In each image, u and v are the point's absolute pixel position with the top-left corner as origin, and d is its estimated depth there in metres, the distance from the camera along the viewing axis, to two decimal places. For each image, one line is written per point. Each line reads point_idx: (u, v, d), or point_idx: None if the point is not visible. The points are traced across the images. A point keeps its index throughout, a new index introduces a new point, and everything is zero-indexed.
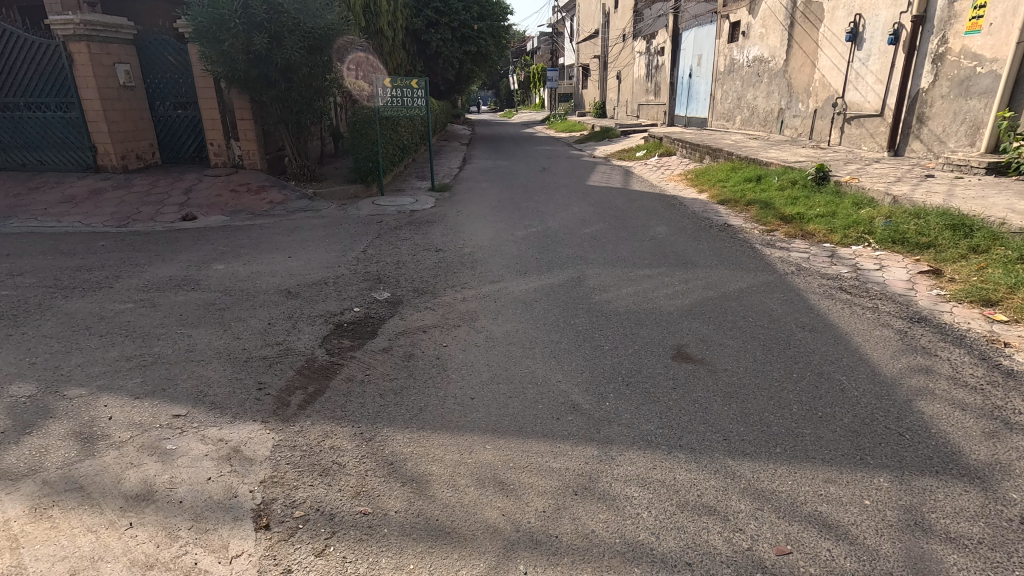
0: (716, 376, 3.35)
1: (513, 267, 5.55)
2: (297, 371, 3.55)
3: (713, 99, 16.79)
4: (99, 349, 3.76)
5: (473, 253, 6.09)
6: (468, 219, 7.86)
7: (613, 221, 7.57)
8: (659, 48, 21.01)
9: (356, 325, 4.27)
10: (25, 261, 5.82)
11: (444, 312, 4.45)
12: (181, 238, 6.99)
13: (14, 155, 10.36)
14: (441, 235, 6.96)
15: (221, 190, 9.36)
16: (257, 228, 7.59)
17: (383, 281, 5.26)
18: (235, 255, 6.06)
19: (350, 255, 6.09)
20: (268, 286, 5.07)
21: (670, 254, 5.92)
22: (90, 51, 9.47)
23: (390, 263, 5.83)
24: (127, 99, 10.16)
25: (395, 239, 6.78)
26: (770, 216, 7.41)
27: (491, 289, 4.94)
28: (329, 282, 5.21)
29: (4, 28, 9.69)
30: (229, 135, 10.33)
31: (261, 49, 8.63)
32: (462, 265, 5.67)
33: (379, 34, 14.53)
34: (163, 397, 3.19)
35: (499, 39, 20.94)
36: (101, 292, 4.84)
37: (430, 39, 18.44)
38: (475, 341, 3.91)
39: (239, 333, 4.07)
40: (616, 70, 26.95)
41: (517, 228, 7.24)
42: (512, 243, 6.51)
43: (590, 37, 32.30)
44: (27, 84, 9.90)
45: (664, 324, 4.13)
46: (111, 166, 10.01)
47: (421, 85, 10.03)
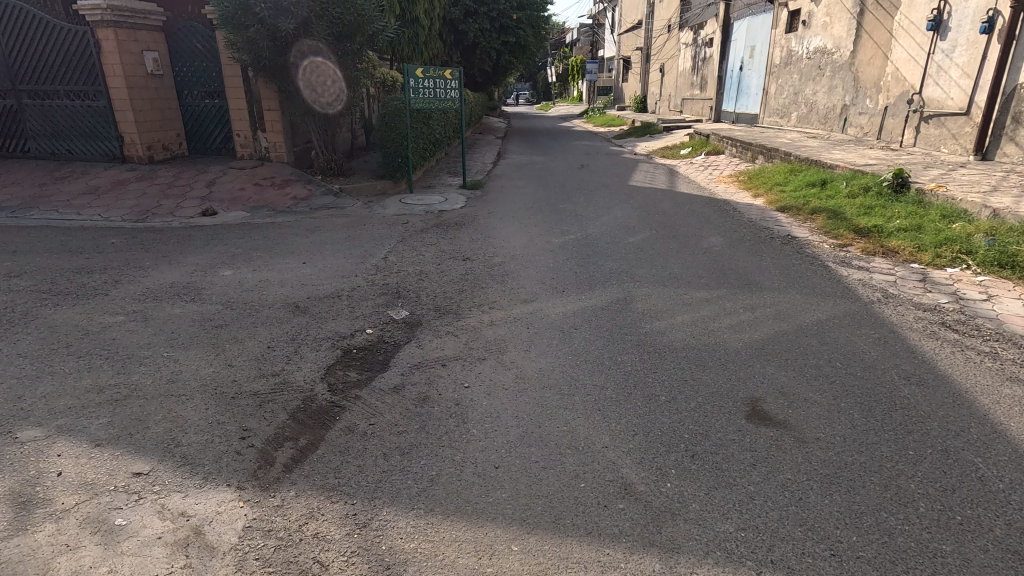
0: (806, 448, 2.62)
1: (549, 283, 4.88)
2: (290, 415, 2.97)
3: (766, 93, 15.66)
4: (73, 375, 3.27)
5: (504, 264, 5.45)
6: (500, 222, 7.21)
7: (661, 228, 6.81)
8: (707, 39, 19.88)
9: (366, 353, 3.70)
10: (27, 260, 5.46)
11: (468, 340, 3.83)
12: (195, 236, 6.57)
13: (41, 144, 10.16)
14: (469, 241, 6.35)
15: (245, 184, 8.97)
16: (276, 227, 7.12)
17: (401, 296, 4.67)
18: (247, 258, 5.58)
19: (369, 262, 5.54)
20: (275, 298, 4.54)
21: (729, 273, 5.15)
22: (117, 37, 9.17)
23: (412, 273, 5.24)
24: (155, 88, 9.86)
25: (419, 245, 6.21)
26: (842, 227, 6.52)
27: (524, 311, 4.30)
28: (343, 295, 4.66)
29: (30, 12, 9.41)
30: (256, 126, 9.92)
31: (287, 34, 8.15)
32: (491, 279, 5.04)
33: (415, 23, 14.01)
34: (128, 447, 2.67)
35: (538, 29, 20.18)
36: (94, 301, 4.40)
37: (468, 29, 17.82)
38: (502, 381, 3.27)
39: (231, 359, 3.54)
40: (659, 63, 25.79)
41: (553, 235, 6.56)
42: (548, 253, 5.83)
43: (632, 29, 31.24)
44: (53, 70, 9.64)
45: (731, 368, 3.40)
46: (137, 156, 9.75)
47: (454, 76, 9.67)
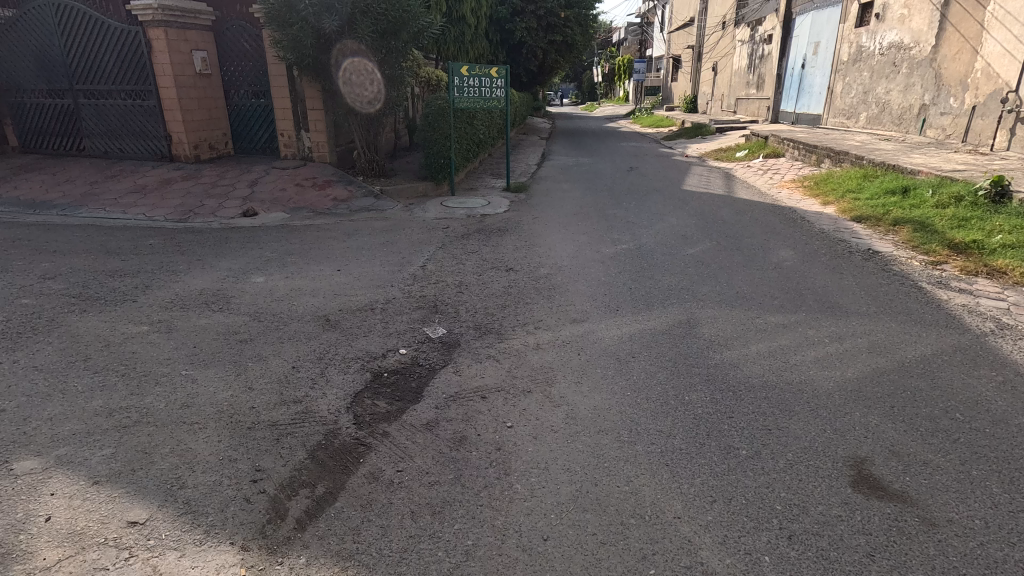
0: (938, 536, 2.08)
1: (601, 301, 4.40)
2: (309, 453, 2.62)
3: (831, 92, 14.65)
4: (84, 395, 3.02)
5: (550, 276, 5.01)
6: (545, 229, 6.76)
7: (722, 238, 6.23)
8: (765, 35, 18.87)
9: (398, 378, 3.33)
10: (65, 260, 5.38)
11: (511, 366, 3.40)
12: (232, 238, 6.41)
13: (95, 143, 10.34)
14: (513, 249, 5.93)
15: (286, 184, 8.84)
16: (315, 229, 6.89)
17: (438, 310, 4.30)
18: (281, 264, 5.33)
19: (407, 270, 5.20)
20: (305, 309, 4.24)
21: (806, 294, 4.54)
22: (168, 37, 9.19)
23: (451, 284, 4.87)
24: (202, 87, 9.87)
25: (460, 252, 5.84)
26: (933, 242, 5.77)
27: (573, 333, 3.84)
28: (377, 308, 4.33)
29: (86, 12, 9.54)
30: (300, 126, 9.80)
31: (331, 32, 7.94)
32: (537, 293, 4.61)
33: (460, 21, 13.74)
34: (128, 487, 2.36)
35: (586, 28, 19.64)
36: (121, 307, 4.20)
37: (515, 28, 17.48)
38: (551, 423, 2.82)
39: (251, 382, 3.22)
40: (712, 61, 24.77)
41: (603, 244, 6.06)
42: (599, 265, 5.35)
43: (682, 27, 30.23)
44: (106, 70, 9.77)
45: (824, 416, 2.85)
46: (184, 155, 9.78)
47: (501, 74, 9.26)
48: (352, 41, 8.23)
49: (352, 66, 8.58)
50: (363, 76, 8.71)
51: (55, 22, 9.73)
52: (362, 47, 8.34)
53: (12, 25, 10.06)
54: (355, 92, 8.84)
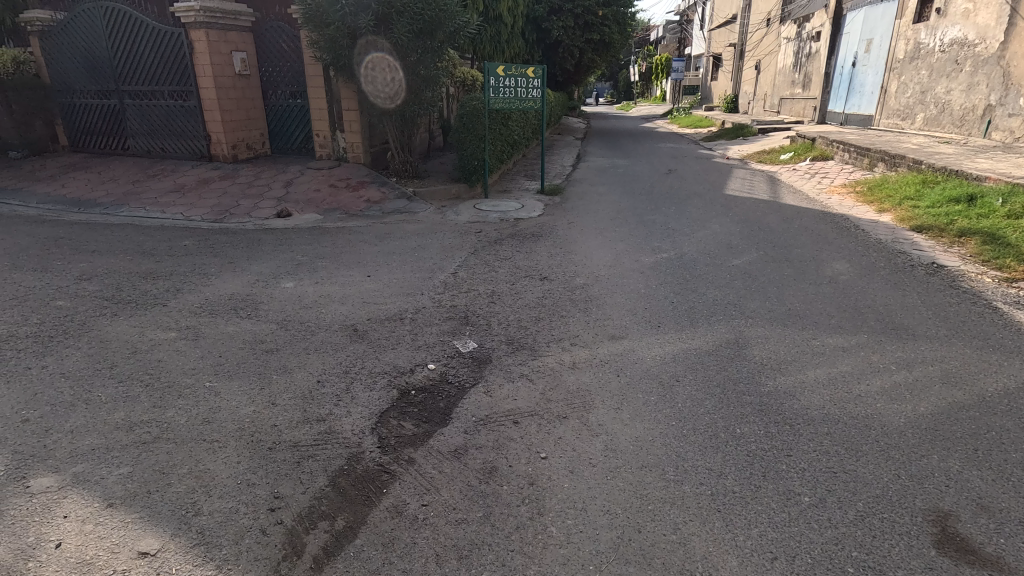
0: None
1: (640, 315, 4.15)
2: (330, 479, 2.47)
3: (884, 92, 13.92)
4: (107, 406, 2.94)
5: (587, 287, 4.78)
6: (581, 235, 6.52)
7: (769, 248, 5.88)
8: (813, 32, 18.11)
9: (425, 397, 3.17)
10: (102, 260, 5.42)
11: (545, 388, 3.19)
12: (265, 240, 6.38)
13: (138, 143, 10.57)
14: (547, 256, 5.72)
15: (321, 185, 8.84)
16: (346, 232, 6.83)
17: (469, 322, 4.12)
18: (311, 268, 5.26)
19: (438, 277, 5.05)
20: (333, 318, 4.13)
21: (866, 312, 4.18)
22: (209, 38, 9.30)
23: (483, 293, 4.69)
24: (242, 88, 9.96)
25: (493, 258, 5.65)
26: (1007, 256, 5.30)
27: (612, 351, 3.60)
28: (407, 317, 4.18)
29: (131, 15, 9.73)
30: (335, 126, 9.79)
31: (368, 32, 7.87)
32: (573, 305, 4.39)
33: (497, 20, 13.57)
34: (142, 512, 2.25)
35: (624, 26, 19.24)
36: (152, 312, 4.17)
37: (551, 27, 17.24)
38: (588, 456, 2.60)
39: (275, 396, 3.09)
40: (755, 60, 23.99)
41: (642, 253, 5.79)
42: (638, 275, 5.09)
43: (723, 24, 29.42)
44: (150, 71, 9.96)
45: (897, 457, 2.55)
46: (222, 155, 9.90)
47: (537, 74, 9.06)
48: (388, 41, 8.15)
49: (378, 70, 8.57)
50: (379, 71, 8.59)
51: (103, 25, 9.97)
52: (397, 48, 8.25)
53: (63, 28, 10.37)
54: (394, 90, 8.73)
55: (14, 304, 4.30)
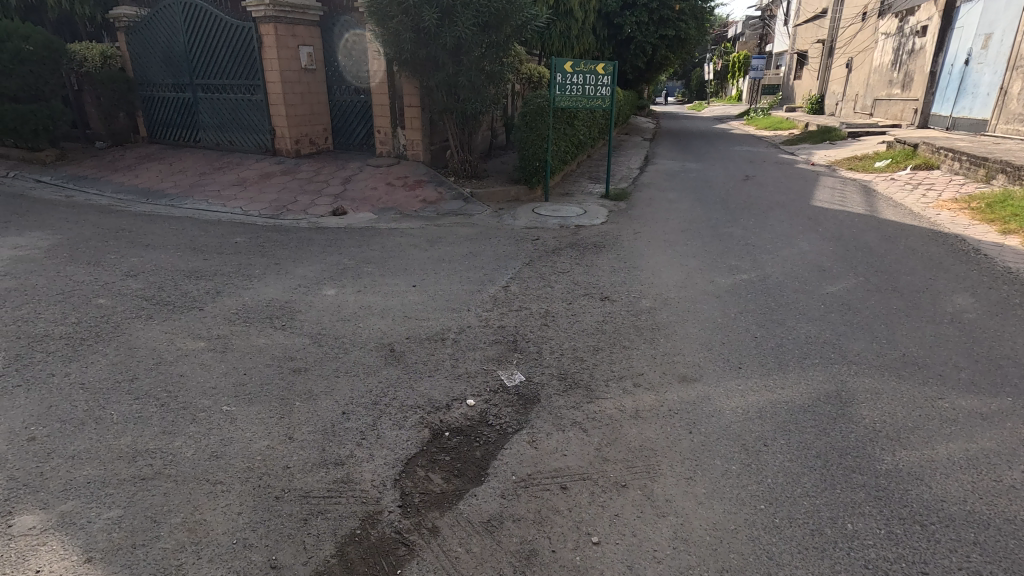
0: None
1: (717, 352, 3.55)
2: (338, 548, 2.07)
3: (1004, 93, 12.28)
4: (116, 429, 2.69)
5: (653, 312, 4.21)
6: (649, 248, 5.91)
7: (871, 273, 5.06)
8: (917, 27, 16.40)
9: (461, 441, 2.73)
10: (152, 256, 5.35)
11: (601, 443, 2.67)
12: (314, 239, 6.18)
13: (209, 136, 10.80)
14: (609, 271, 5.17)
15: (378, 182, 8.65)
16: (397, 234, 6.54)
17: (518, 348, 3.65)
18: (356, 273, 4.97)
19: (487, 291, 4.63)
20: (370, 333, 3.78)
21: (1005, 367, 3.38)
22: (277, 33, 9.31)
23: (535, 312, 4.22)
24: (307, 83, 9.95)
25: (548, 271, 5.17)
26: None
27: (683, 398, 3.03)
28: (449, 337, 3.77)
29: (206, 10, 9.91)
30: (396, 122, 9.58)
31: (431, 25, 7.54)
32: (637, 334, 3.84)
33: (567, 14, 13.05)
34: (119, 573, 1.93)
35: (701, 21, 18.23)
36: (187, 316, 3.97)
37: (623, 23, 16.50)
38: (653, 549, 2.06)
39: (294, 429, 2.74)
40: (845, 57, 22.15)
41: (718, 272, 5.12)
42: (713, 300, 4.46)
43: (811, 20, 27.46)
44: (222, 65, 10.13)
45: None
46: (286, 150, 9.93)
47: (608, 71, 8.36)
48: (438, 40, 7.86)
49: (432, 66, 8.30)
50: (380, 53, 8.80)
51: (182, 20, 10.23)
52: (461, 44, 7.88)
53: (146, 23, 10.72)
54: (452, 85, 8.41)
55: (59, 299, 4.23)
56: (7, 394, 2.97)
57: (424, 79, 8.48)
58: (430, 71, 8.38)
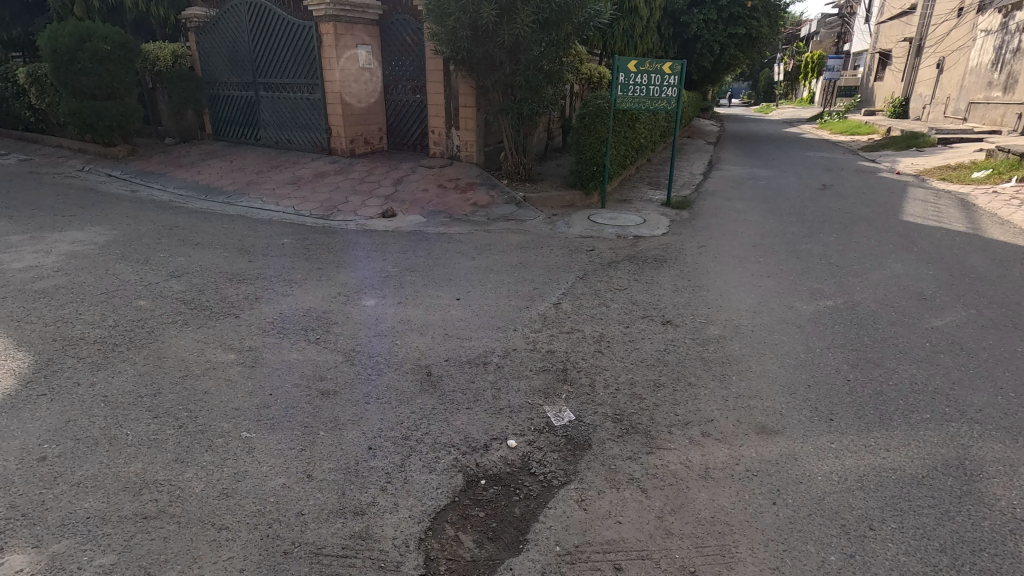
0: None
1: (802, 399, 3.02)
2: None
3: None
4: (129, 452, 2.49)
5: (724, 342, 3.71)
6: (717, 265, 5.36)
7: (984, 306, 4.33)
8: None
9: (500, 493, 2.37)
10: (199, 256, 5.29)
11: (665, 510, 2.23)
12: (361, 243, 6.00)
13: (268, 134, 10.94)
14: (671, 290, 4.68)
15: (429, 184, 8.43)
16: (445, 239, 6.26)
17: (567, 380, 3.24)
18: (399, 282, 4.71)
19: (536, 308, 4.25)
20: (407, 353, 3.48)
21: None
22: (336, 31, 9.28)
23: (589, 336, 3.80)
24: (364, 82, 9.87)
25: (604, 287, 4.74)
26: None
27: (763, 456, 2.54)
28: (493, 361, 3.42)
29: (270, 9, 10.01)
30: (450, 123, 9.35)
31: (489, 22, 7.21)
32: (705, 369, 3.35)
33: (632, 12, 12.50)
34: None
35: (774, 19, 17.23)
36: (221, 324, 3.81)
37: (691, 20, 15.72)
38: None
39: (313, 466, 2.45)
40: (937, 57, 20.36)
41: (798, 296, 4.53)
42: (792, 330, 3.91)
43: (897, 17, 25.47)
44: (283, 64, 10.21)
45: None
46: (341, 149, 9.90)
47: (675, 70, 7.84)
48: (497, 37, 7.53)
49: (489, 65, 7.99)
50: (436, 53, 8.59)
51: (247, 20, 10.40)
52: (520, 42, 7.51)
53: (215, 23, 10.97)
54: (509, 84, 8.06)
55: (102, 299, 4.17)
56: (30, 403, 2.84)
57: (481, 78, 8.19)
58: (486, 70, 8.06)
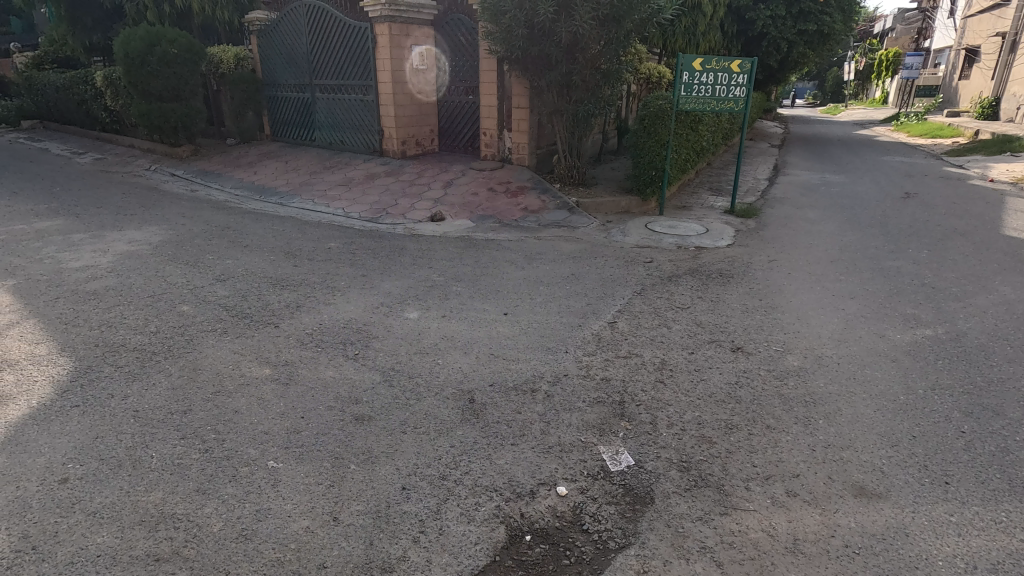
0: None
1: (907, 454, 2.56)
2: None
3: None
4: (151, 478, 2.33)
5: (806, 376, 3.25)
6: (791, 283, 4.84)
7: None
8: None
9: (548, 555, 2.05)
10: (245, 259, 5.23)
11: None
12: (407, 248, 5.81)
13: (323, 135, 11.02)
14: (740, 311, 4.22)
15: (479, 188, 8.21)
16: (493, 246, 5.99)
17: (624, 415, 2.89)
18: (443, 293, 4.46)
19: (590, 327, 3.89)
20: (448, 375, 3.21)
21: None
22: (391, 32, 9.20)
23: (648, 363, 3.42)
24: (417, 83, 9.75)
25: (664, 305, 4.34)
26: None
27: (865, 530, 2.12)
28: (541, 389, 3.10)
29: (328, 11, 10.06)
30: (503, 124, 9.09)
31: (546, 20, 6.89)
32: (784, 409, 2.92)
33: (695, 8, 11.88)
34: None
35: (850, 13, 15.96)
36: (260, 334, 3.66)
37: (756, 17, 14.81)
38: None
39: (341, 508, 2.21)
40: None
41: (889, 323, 3.99)
42: (887, 364, 3.39)
43: (988, 9, 23.42)
44: (338, 66, 10.24)
45: None
46: (392, 151, 9.83)
47: (744, 68, 7.26)
48: (553, 35, 7.18)
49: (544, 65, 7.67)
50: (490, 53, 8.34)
51: (306, 23, 10.51)
52: (578, 40, 7.15)
53: (275, 26, 11.15)
54: (564, 85, 7.72)
55: (147, 303, 4.12)
56: (61, 416, 2.74)
57: (535, 78, 7.88)
58: (541, 70, 7.74)
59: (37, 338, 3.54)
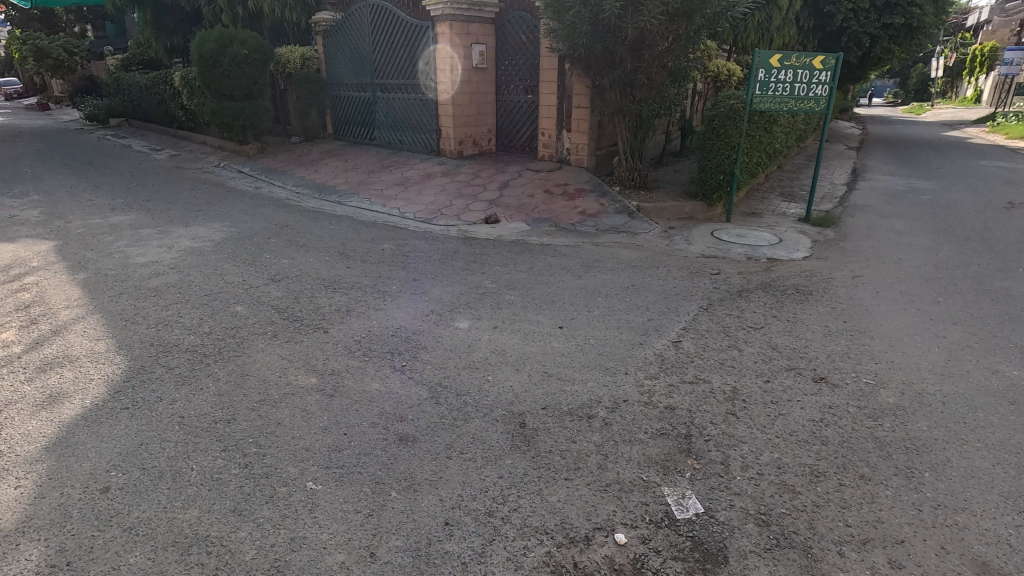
0: None
1: None
2: None
3: None
4: (189, 494, 2.24)
5: (906, 417, 2.83)
6: (881, 302, 4.35)
7: None
8: None
9: None
10: (300, 258, 5.23)
11: None
12: (461, 252, 5.66)
13: (382, 134, 11.11)
14: (823, 334, 3.80)
15: (535, 189, 7.98)
16: (548, 252, 5.75)
17: (692, 451, 2.59)
18: (496, 301, 4.27)
19: (652, 346, 3.59)
20: (499, 393, 3.01)
21: None
22: (452, 31, 9.11)
23: (719, 391, 3.09)
24: (476, 82, 9.63)
25: (734, 324, 3.97)
26: None
27: None
28: (600, 415, 2.84)
29: (391, 10, 10.11)
30: (562, 124, 8.82)
31: (612, 16, 6.56)
32: (882, 456, 2.53)
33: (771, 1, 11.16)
34: None
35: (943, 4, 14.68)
36: (309, 339, 3.58)
37: (836, 10, 13.84)
38: None
39: (378, 542, 2.04)
40: None
41: (1003, 356, 3.46)
42: (1007, 408, 2.91)
43: None
44: (399, 65, 10.27)
45: None
46: (449, 151, 9.75)
47: (829, 64, 6.64)
48: (619, 31, 6.84)
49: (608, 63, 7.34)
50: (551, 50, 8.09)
51: (369, 23, 10.60)
52: (645, 36, 6.78)
53: (340, 26, 11.32)
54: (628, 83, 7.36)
55: (204, 301, 4.15)
56: (111, 419, 2.72)
57: (598, 76, 7.56)
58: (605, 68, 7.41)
59: (99, 334, 3.60)
